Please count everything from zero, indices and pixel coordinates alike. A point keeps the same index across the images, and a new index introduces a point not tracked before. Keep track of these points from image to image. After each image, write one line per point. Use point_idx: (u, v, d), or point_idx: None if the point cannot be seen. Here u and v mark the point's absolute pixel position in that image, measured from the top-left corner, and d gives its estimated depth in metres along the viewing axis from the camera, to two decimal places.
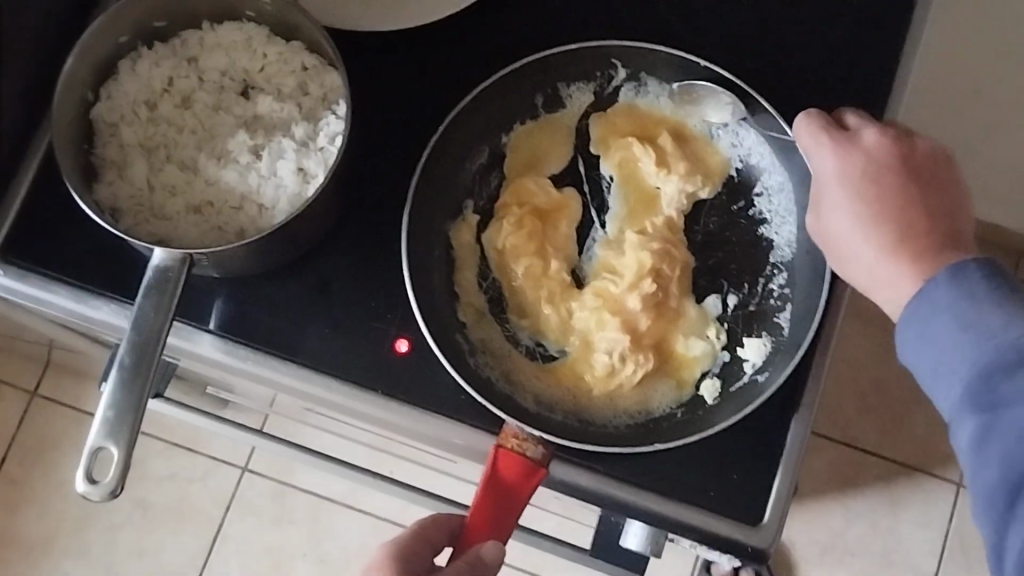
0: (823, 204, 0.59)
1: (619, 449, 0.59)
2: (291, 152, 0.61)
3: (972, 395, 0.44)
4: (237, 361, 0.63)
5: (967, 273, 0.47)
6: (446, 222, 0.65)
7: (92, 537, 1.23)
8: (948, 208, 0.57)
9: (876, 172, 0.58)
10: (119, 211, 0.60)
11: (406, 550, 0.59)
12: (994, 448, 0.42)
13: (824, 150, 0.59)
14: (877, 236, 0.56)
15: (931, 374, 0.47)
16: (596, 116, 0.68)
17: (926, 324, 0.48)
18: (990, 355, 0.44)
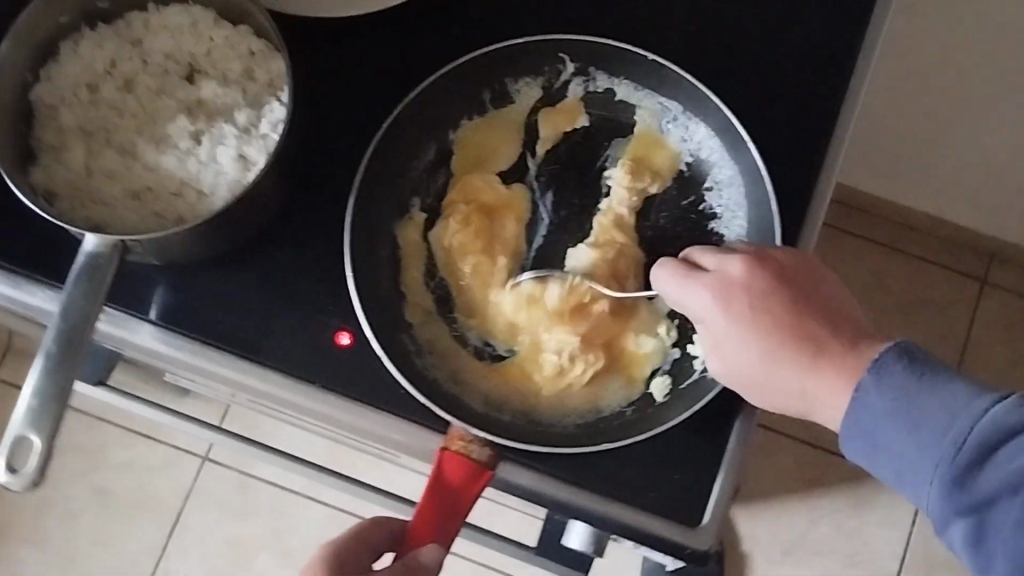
0: (722, 353, 0.56)
1: (563, 449, 0.59)
2: (232, 138, 0.60)
3: (950, 495, 0.45)
4: (176, 352, 0.61)
5: (887, 373, 0.49)
6: (393, 218, 0.64)
7: (48, 525, 1.22)
8: (825, 307, 0.56)
9: (760, 306, 0.55)
10: (54, 195, 0.58)
11: (345, 551, 0.58)
12: (995, 544, 0.43)
13: (698, 296, 0.57)
14: (802, 371, 0.53)
15: (896, 480, 0.49)
16: (539, 111, 0.66)
17: (872, 435, 0.49)
18: (951, 451, 0.45)
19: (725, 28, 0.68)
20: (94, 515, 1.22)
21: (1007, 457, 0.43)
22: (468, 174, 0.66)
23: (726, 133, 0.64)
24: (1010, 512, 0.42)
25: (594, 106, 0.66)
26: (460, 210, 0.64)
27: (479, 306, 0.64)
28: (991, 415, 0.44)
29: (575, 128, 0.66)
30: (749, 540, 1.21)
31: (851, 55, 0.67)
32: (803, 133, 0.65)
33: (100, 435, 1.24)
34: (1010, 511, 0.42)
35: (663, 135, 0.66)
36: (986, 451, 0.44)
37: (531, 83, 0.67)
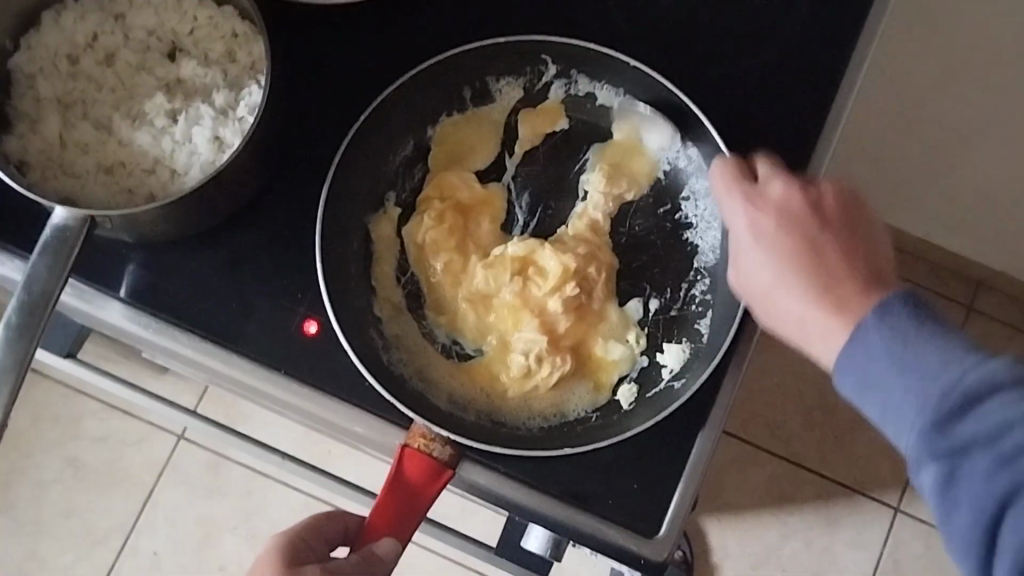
0: (736, 262, 0.54)
1: (522, 452, 0.58)
2: (208, 119, 0.59)
3: (927, 442, 0.39)
4: (144, 332, 0.61)
5: (894, 311, 0.43)
6: (369, 211, 0.64)
7: (20, 493, 1.22)
8: (865, 251, 0.51)
9: (791, 220, 0.52)
10: (27, 165, 0.58)
11: (297, 540, 0.57)
12: (963, 494, 0.38)
13: (734, 205, 0.55)
14: (800, 283, 0.50)
15: (878, 414, 0.43)
16: (519, 112, 0.66)
17: (864, 373, 0.43)
18: (938, 396, 0.39)
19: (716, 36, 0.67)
20: (66, 486, 1.22)
21: (995, 411, 0.38)
22: (447, 172, 0.65)
23: (704, 143, 0.64)
24: (985, 463, 0.38)
25: (574, 109, 0.66)
26: (436, 206, 0.64)
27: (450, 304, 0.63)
28: (990, 368, 0.39)
29: (555, 131, 0.66)
30: (719, 550, 1.21)
31: (840, 63, 0.65)
32: (785, 143, 0.64)
33: (77, 407, 1.24)
34: (980, 464, 0.38)
35: (642, 142, 0.65)
36: (968, 401, 0.39)
37: (512, 83, 0.66)
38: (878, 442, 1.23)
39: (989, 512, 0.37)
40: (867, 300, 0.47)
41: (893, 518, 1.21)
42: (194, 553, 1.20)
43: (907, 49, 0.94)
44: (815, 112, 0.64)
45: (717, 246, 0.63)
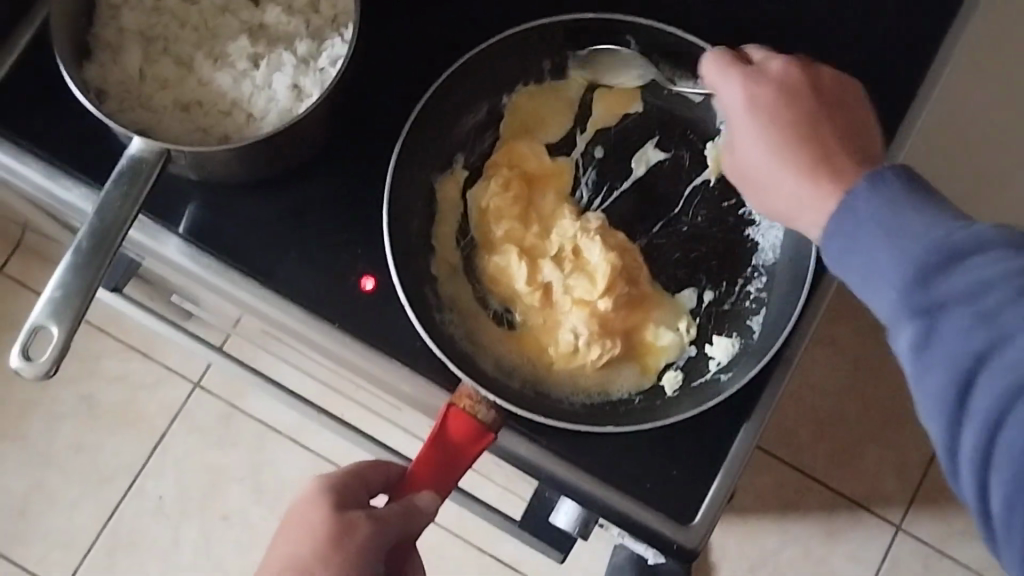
0: (735, 140, 0.56)
1: (564, 425, 0.58)
2: (289, 67, 0.60)
3: (907, 298, 0.40)
4: (199, 269, 0.61)
5: (887, 180, 0.44)
6: (434, 172, 0.65)
7: (32, 424, 1.22)
8: (850, 130, 0.55)
9: (785, 96, 0.55)
10: (105, 95, 0.59)
11: (341, 483, 0.58)
12: (937, 350, 0.39)
13: (730, 83, 0.57)
14: (798, 158, 0.53)
15: (862, 284, 0.44)
16: (597, 90, 0.67)
17: (850, 236, 0.44)
18: (921, 253, 0.40)
19: (794, 37, 0.67)
20: (79, 421, 1.22)
21: (975, 270, 0.38)
22: (521, 141, 0.66)
23: None
24: (962, 319, 0.38)
25: (650, 95, 0.67)
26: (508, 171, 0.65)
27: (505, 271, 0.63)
28: (975, 231, 0.39)
29: (630, 113, 0.67)
30: (718, 550, 1.22)
31: (912, 81, 0.66)
32: None
33: (96, 344, 1.24)
34: (957, 317, 0.38)
35: (714, 136, 0.66)
36: (951, 260, 0.39)
37: (595, 63, 0.67)
38: (888, 459, 1.24)
39: (960, 365, 0.38)
40: (850, 174, 0.51)
41: (895, 535, 1.22)
42: (199, 501, 1.20)
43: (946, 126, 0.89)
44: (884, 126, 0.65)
45: (778, 245, 0.64)
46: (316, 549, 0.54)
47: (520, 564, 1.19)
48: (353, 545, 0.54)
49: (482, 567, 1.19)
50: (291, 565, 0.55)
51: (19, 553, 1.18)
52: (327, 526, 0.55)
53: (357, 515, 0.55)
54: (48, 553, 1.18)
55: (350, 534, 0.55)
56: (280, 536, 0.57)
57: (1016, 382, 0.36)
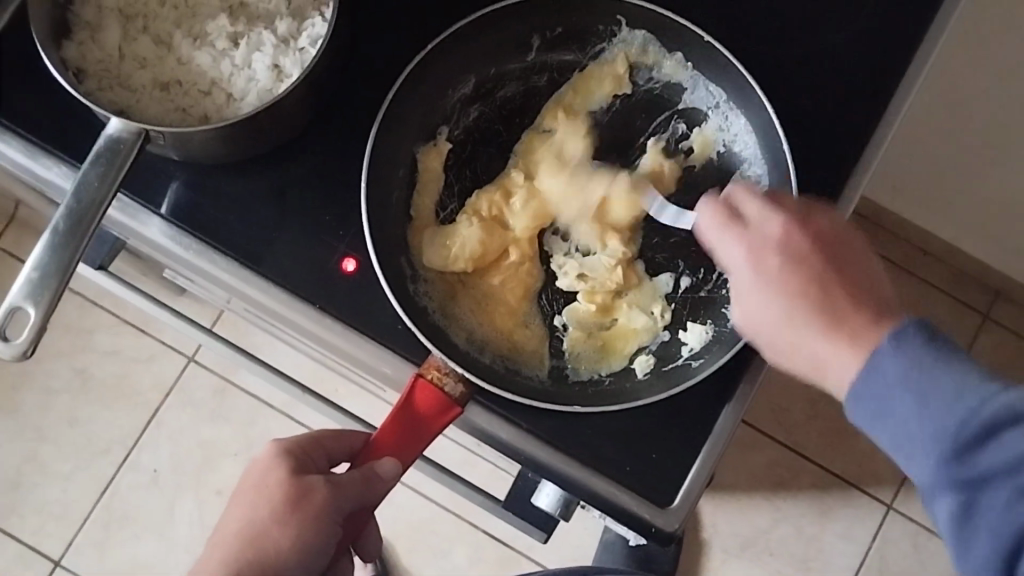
0: (746, 305, 0.53)
1: (535, 402, 0.58)
2: (269, 46, 0.60)
3: (944, 470, 0.42)
4: (179, 249, 0.61)
5: (907, 340, 0.44)
6: (416, 146, 0.65)
7: (26, 397, 1.23)
8: (868, 284, 0.51)
9: (790, 262, 0.52)
10: (84, 73, 0.58)
11: (298, 448, 0.58)
12: (983, 523, 0.41)
13: (734, 244, 0.53)
14: (813, 322, 0.50)
15: (892, 445, 0.45)
16: (586, 68, 0.67)
17: (878, 400, 0.45)
18: (954, 429, 0.42)
19: (778, 21, 0.67)
20: (74, 394, 1.23)
21: (1010, 444, 0.40)
22: (509, 116, 0.66)
23: (762, 131, 0.64)
24: (1004, 494, 0.40)
25: (640, 74, 0.67)
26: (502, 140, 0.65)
27: (489, 235, 0.63)
28: (1008, 401, 0.41)
29: (619, 94, 0.67)
30: (710, 528, 1.22)
31: (896, 68, 0.66)
32: (836, 137, 0.65)
33: (91, 319, 1.25)
34: (1001, 494, 0.40)
35: (701, 122, 0.66)
36: (985, 435, 0.41)
37: (585, 42, 0.67)
38: None
39: (1007, 541, 0.40)
40: (877, 332, 0.47)
41: (886, 514, 1.22)
42: (192, 475, 1.21)
43: (953, 76, 0.91)
44: (869, 112, 0.65)
45: None
46: (273, 510, 0.55)
47: (512, 541, 1.19)
48: (310, 508, 0.55)
49: (474, 543, 1.19)
50: (247, 526, 0.56)
51: (13, 524, 1.19)
52: (286, 489, 0.56)
53: (315, 479, 0.56)
54: (42, 525, 1.19)
55: (307, 498, 0.55)
56: (239, 499, 0.58)
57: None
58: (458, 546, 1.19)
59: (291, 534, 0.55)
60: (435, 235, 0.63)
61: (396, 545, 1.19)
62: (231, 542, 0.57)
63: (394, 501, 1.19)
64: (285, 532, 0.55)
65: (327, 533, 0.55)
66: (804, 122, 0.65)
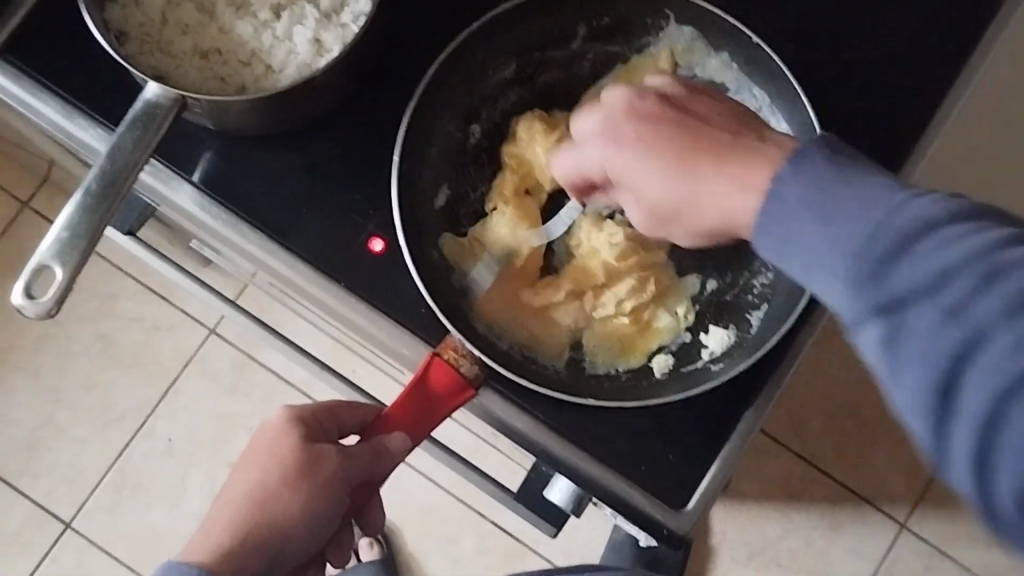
0: (634, 184, 0.49)
1: (551, 391, 0.58)
2: (311, 20, 0.60)
3: (863, 297, 0.36)
4: (207, 219, 0.61)
5: (805, 164, 0.40)
6: (454, 124, 0.64)
7: (47, 357, 1.23)
8: (716, 109, 0.49)
9: (643, 127, 0.48)
10: (125, 37, 0.58)
11: (311, 416, 0.58)
12: (910, 351, 0.34)
13: (596, 140, 0.50)
14: (696, 163, 0.46)
15: (815, 281, 0.39)
16: (630, 62, 0.66)
17: (786, 235, 0.40)
18: (866, 246, 0.36)
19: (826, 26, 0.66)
20: (95, 358, 1.23)
21: (932, 250, 0.34)
22: (548, 102, 0.66)
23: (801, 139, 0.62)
24: (927, 311, 0.33)
25: (683, 72, 0.66)
26: (529, 117, 0.65)
27: (516, 215, 0.63)
28: (920, 206, 0.35)
29: None
30: (719, 535, 1.21)
31: (941, 81, 0.65)
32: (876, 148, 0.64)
33: (115, 284, 1.25)
34: (927, 313, 0.33)
35: None
36: (903, 245, 0.35)
37: (631, 35, 0.66)
38: (898, 457, 1.22)
39: (937, 369, 0.33)
40: (758, 159, 0.43)
41: (898, 533, 1.20)
42: (207, 446, 1.21)
43: None
44: (907, 126, 0.65)
45: None
46: (283, 476, 0.55)
47: (520, 534, 1.19)
48: (320, 477, 0.55)
49: (482, 535, 1.19)
50: (252, 488, 0.56)
51: (26, 484, 1.20)
52: (295, 456, 0.56)
53: (325, 447, 0.56)
54: (54, 487, 1.20)
55: (317, 466, 0.55)
56: (247, 463, 0.57)
57: (1001, 367, 0.31)
58: (467, 536, 1.19)
59: (298, 502, 0.55)
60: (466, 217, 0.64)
61: (404, 529, 1.19)
62: (238, 503, 0.57)
63: (405, 486, 1.19)
64: (296, 499, 0.55)
65: (332, 502, 0.55)
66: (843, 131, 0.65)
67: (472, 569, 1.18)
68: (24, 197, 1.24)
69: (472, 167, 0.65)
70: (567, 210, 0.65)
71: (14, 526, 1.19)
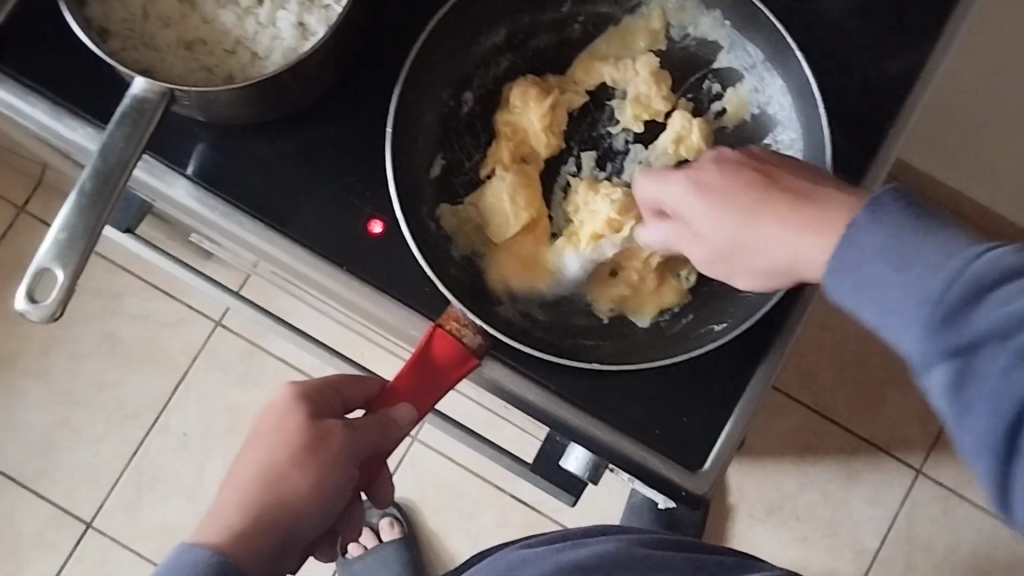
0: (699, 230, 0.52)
1: (554, 359, 0.57)
2: (294, 5, 0.59)
3: (934, 338, 0.37)
4: (206, 211, 0.61)
5: (884, 207, 0.41)
6: (445, 92, 0.64)
7: (56, 361, 1.23)
8: (807, 166, 0.51)
9: (726, 180, 0.51)
10: (108, 33, 0.57)
11: (315, 391, 0.57)
12: (975, 391, 0.35)
13: (674, 185, 0.53)
14: (765, 203, 0.49)
15: (877, 320, 0.41)
16: (621, 23, 0.66)
17: (861, 274, 0.41)
18: (938, 294, 0.37)
19: None
20: (103, 358, 1.23)
21: (1007, 299, 0.35)
22: (540, 68, 0.66)
23: (799, 93, 0.62)
24: (1003, 357, 0.34)
25: (675, 30, 0.66)
26: (524, 86, 0.64)
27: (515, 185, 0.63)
28: (994, 257, 0.37)
29: (654, 50, 0.66)
30: (736, 493, 1.21)
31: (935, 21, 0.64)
32: (873, 94, 0.63)
33: (118, 283, 1.25)
34: (998, 359, 0.35)
35: (738, 82, 0.65)
36: (978, 292, 0.36)
37: None
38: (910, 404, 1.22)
39: (1007, 412, 0.34)
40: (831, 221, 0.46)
41: (915, 479, 1.21)
42: (221, 437, 1.22)
43: None
44: (904, 71, 0.63)
45: None
46: (291, 454, 0.54)
47: (539, 505, 1.19)
48: (328, 453, 0.54)
49: (501, 508, 1.19)
50: (261, 473, 0.55)
51: (44, 487, 1.20)
52: (301, 433, 0.55)
53: (332, 423, 0.55)
54: (72, 488, 1.20)
55: (325, 442, 0.54)
56: (253, 442, 0.56)
57: None
58: (486, 510, 1.19)
59: (312, 479, 0.54)
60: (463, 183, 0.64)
61: (422, 507, 1.20)
62: (246, 482, 0.55)
63: (421, 465, 1.20)
64: (306, 475, 0.54)
65: (345, 475, 0.55)
66: (842, 79, 0.64)
67: (493, 542, 1.19)
68: (20, 202, 1.24)
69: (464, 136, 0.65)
70: (564, 175, 0.65)
71: (34, 529, 1.19)
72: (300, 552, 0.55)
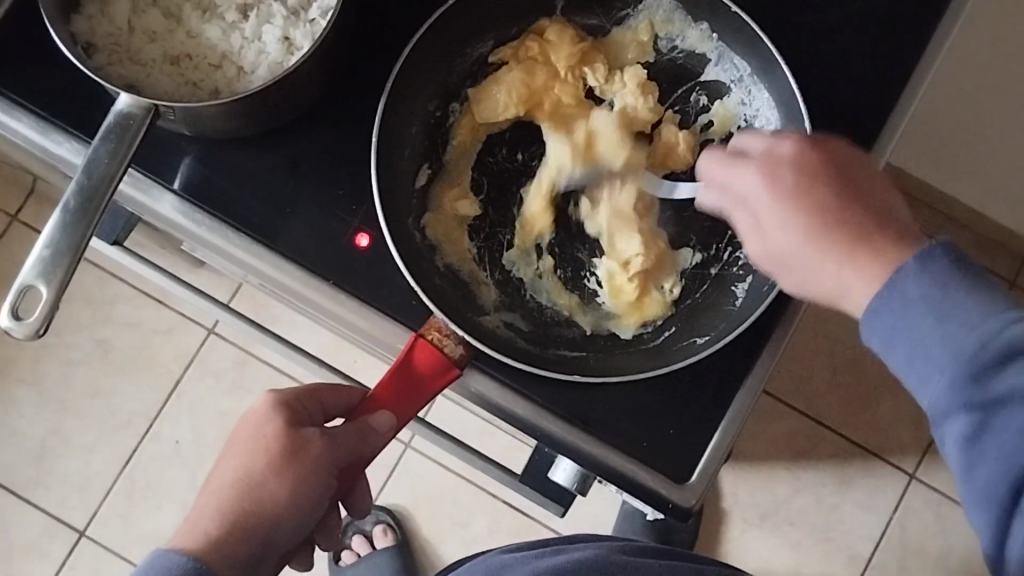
0: (764, 227, 0.50)
1: (536, 369, 0.57)
2: (279, 19, 0.59)
3: (958, 389, 0.39)
4: (192, 226, 0.61)
5: (933, 259, 0.41)
6: (432, 103, 0.64)
7: (47, 369, 1.23)
8: (869, 174, 0.50)
9: (807, 179, 0.49)
10: (93, 48, 0.57)
11: (295, 399, 0.57)
12: (990, 446, 0.38)
13: (748, 174, 0.51)
14: (834, 216, 0.47)
15: (904, 367, 0.42)
16: (609, 34, 0.67)
17: (896, 317, 0.41)
18: (970, 349, 0.39)
19: None
20: (95, 366, 1.23)
21: None
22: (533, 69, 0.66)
23: (785, 107, 0.62)
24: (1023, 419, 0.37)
25: (663, 41, 0.66)
26: (510, 82, 0.64)
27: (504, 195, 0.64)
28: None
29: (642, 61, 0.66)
30: (729, 498, 1.21)
31: (922, 31, 0.64)
32: (863, 105, 0.63)
33: (110, 290, 1.25)
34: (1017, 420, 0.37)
35: (725, 95, 0.65)
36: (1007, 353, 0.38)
37: (610, 7, 0.67)
38: (902, 409, 1.23)
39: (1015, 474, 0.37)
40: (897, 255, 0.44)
41: (907, 483, 1.21)
42: (214, 444, 1.21)
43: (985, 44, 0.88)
44: (889, 83, 0.63)
45: None
46: (269, 462, 0.54)
47: (531, 511, 1.19)
48: (307, 462, 0.54)
49: (495, 514, 1.19)
50: (239, 482, 0.55)
51: (37, 495, 1.20)
52: (281, 442, 0.54)
53: (311, 431, 0.55)
54: (65, 496, 1.20)
55: (304, 451, 0.54)
56: (232, 451, 0.56)
57: None
58: (478, 516, 1.19)
59: (288, 487, 0.54)
60: (444, 191, 0.63)
61: (415, 513, 1.20)
62: (224, 493, 0.55)
63: (414, 472, 1.20)
64: (283, 483, 0.54)
65: (324, 483, 0.55)
66: (830, 90, 0.63)
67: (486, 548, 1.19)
68: (12, 210, 1.24)
69: (451, 144, 0.64)
70: (550, 185, 0.64)
71: (27, 537, 1.19)
72: (276, 562, 0.55)
